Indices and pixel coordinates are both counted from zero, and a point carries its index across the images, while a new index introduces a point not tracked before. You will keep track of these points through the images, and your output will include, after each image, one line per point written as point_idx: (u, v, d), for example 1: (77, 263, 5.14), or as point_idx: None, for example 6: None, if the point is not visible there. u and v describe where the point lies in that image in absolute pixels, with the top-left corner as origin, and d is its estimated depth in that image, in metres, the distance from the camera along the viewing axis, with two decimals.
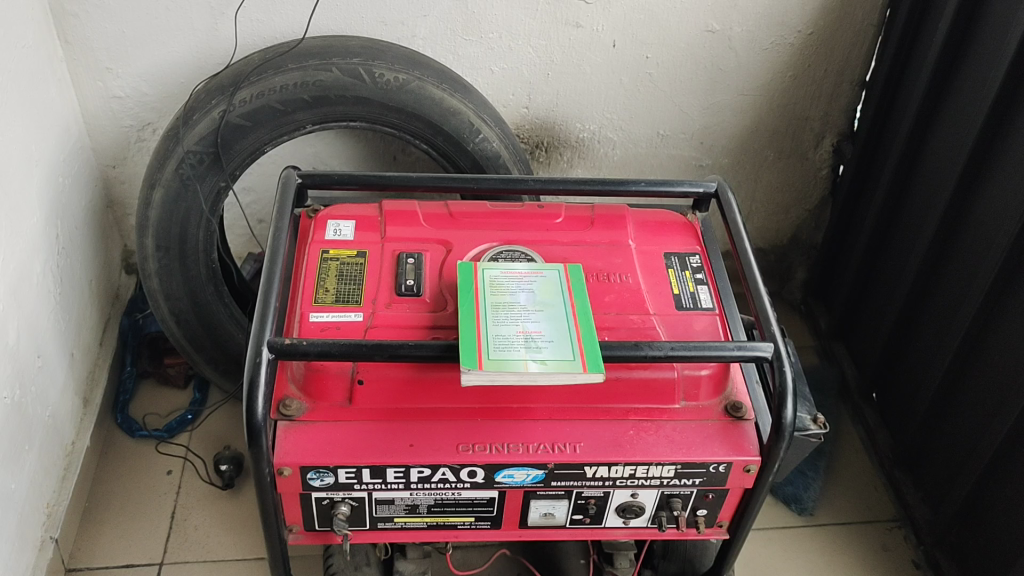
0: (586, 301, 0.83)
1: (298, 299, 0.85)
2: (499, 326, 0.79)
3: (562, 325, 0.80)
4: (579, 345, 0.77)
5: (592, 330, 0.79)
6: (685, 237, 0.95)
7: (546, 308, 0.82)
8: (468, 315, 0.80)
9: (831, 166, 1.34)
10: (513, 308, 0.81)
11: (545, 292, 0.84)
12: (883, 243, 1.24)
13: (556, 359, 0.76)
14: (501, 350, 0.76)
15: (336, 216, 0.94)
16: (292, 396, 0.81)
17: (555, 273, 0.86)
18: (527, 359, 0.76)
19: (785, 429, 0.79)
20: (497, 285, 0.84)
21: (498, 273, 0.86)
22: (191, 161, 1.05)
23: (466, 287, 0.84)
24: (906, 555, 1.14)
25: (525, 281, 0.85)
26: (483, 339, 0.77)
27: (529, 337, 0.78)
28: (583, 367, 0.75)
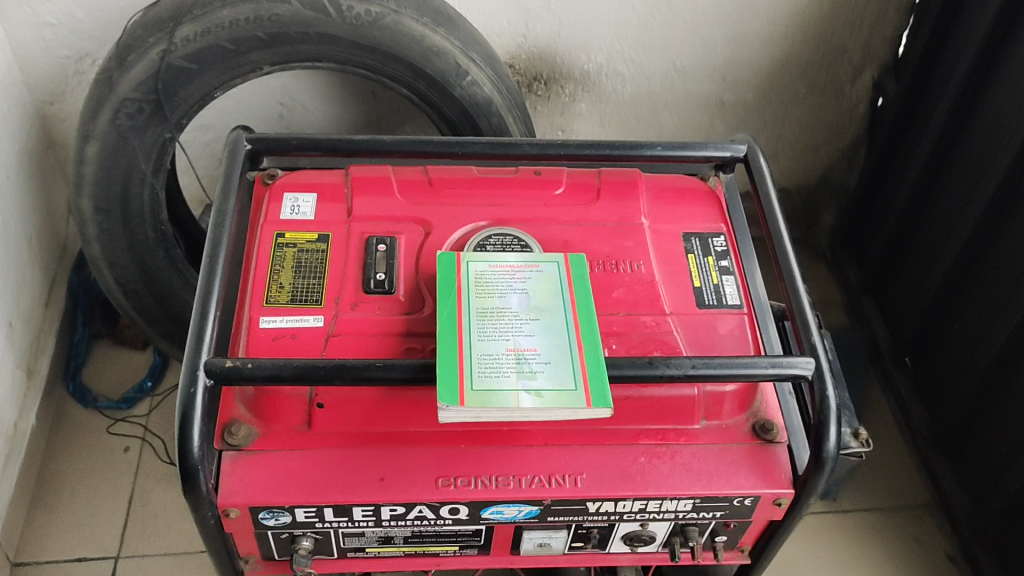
0: (592, 304, 0.69)
1: (247, 298, 0.71)
2: (486, 343, 0.66)
3: (563, 340, 0.66)
4: (582, 369, 0.64)
5: (597, 347, 0.66)
6: (708, 211, 0.80)
7: (543, 316, 0.68)
8: (448, 328, 0.67)
9: (870, 101, 1.19)
10: (503, 316, 0.68)
11: (542, 292, 0.70)
12: (927, 194, 1.09)
13: (554, 391, 0.63)
14: (487, 378, 0.63)
15: (295, 187, 0.79)
16: (239, 419, 0.69)
17: (553, 265, 0.72)
18: (518, 390, 0.62)
19: (827, 459, 0.66)
20: (484, 284, 0.70)
21: (484, 266, 0.71)
22: (128, 111, 0.89)
23: (446, 286, 0.70)
24: (941, 548, 1.05)
25: (518, 277, 0.71)
26: (465, 361, 0.64)
27: (522, 357, 0.65)
28: (587, 401, 0.62)
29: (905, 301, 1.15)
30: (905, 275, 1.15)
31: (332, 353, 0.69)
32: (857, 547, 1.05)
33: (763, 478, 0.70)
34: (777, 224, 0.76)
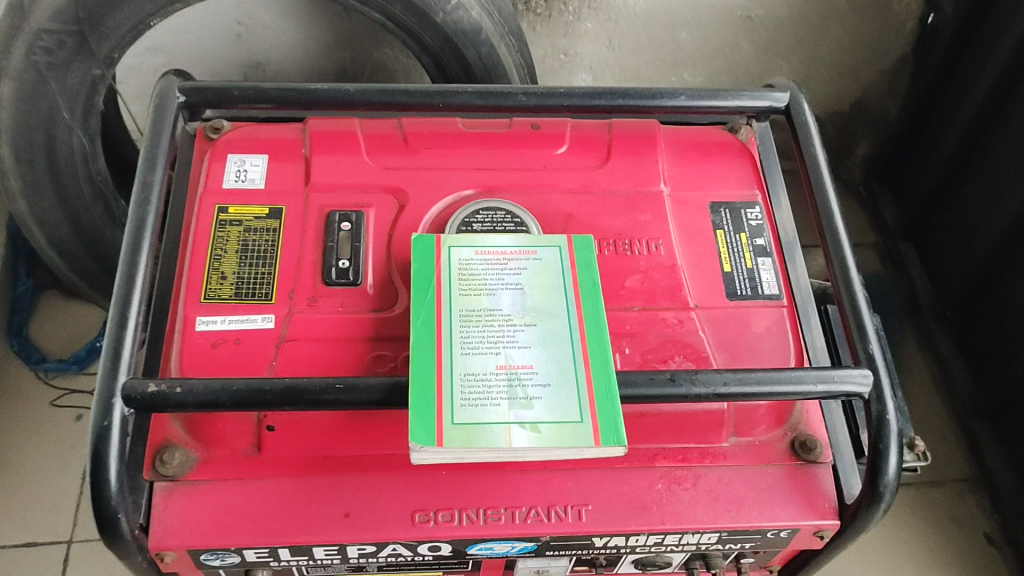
0: (601, 303, 0.56)
1: (182, 291, 0.59)
2: (471, 359, 0.53)
3: (566, 353, 0.54)
4: (589, 394, 0.52)
5: (607, 363, 0.53)
6: (741, 173, 0.67)
7: (542, 320, 0.55)
8: (424, 338, 0.54)
9: (920, 17, 1.03)
10: (493, 321, 0.55)
11: (541, 287, 0.57)
12: (985, 130, 0.95)
13: (555, 424, 0.51)
14: (472, 408, 0.51)
15: (240, 145, 0.65)
16: (174, 442, 0.57)
17: (555, 250, 0.59)
18: (509, 423, 0.50)
19: (885, 491, 0.55)
20: (469, 277, 0.57)
21: (470, 252, 0.58)
22: (45, 45, 0.73)
23: (423, 278, 0.57)
24: (978, 528, 0.95)
25: (510, 267, 0.58)
26: (445, 385, 0.52)
27: (515, 379, 0.52)
28: (596, 439, 0.50)
29: (951, 250, 1.03)
30: (953, 221, 1.02)
31: (284, 362, 0.56)
32: (886, 526, 0.95)
33: (803, 506, 0.58)
34: (826, 196, 0.62)
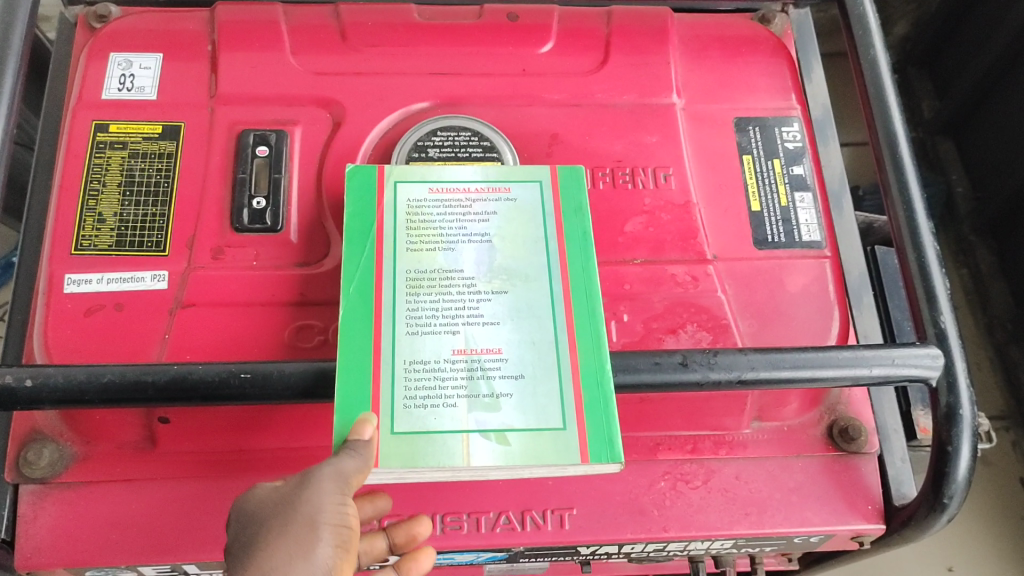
0: (593, 260, 0.43)
1: (46, 240, 0.45)
2: (419, 340, 0.40)
3: (545, 331, 0.41)
4: (576, 389, 0.39)
5: (601, 345, 0.40)
6: (774, 78, 0.52)
7: (515, 285, 0.42)
8: (358, 311, 0.41)
9: None
10: (450, 288, 0.42)
11: (514, 239, 0.43)
12: None
13: (529, 434, 0.38)
14: (419, 412, 0.38)
15: (127, 40, 0.50)
16: (46, 434, 0.44)
17: (533, 186, 0.45)
18: (469, 433, 0.38)
19: (950, 502, 0.41)
20: (420, 226, 0.44)
21: (422, 191, 0.45)
22: None
23: (360, 226, 0.43)
24: (1012, 472, 0.83)
25: (474, 212, 0.44)
26: (384, 379, 0.39)
27: (477, 368, 0.39)
28: (583, 456, 0.38)
29: (997, 155, 0.88)
30: (1001, 122, 0.87)
31: (178, 335, 0.43)
32: None
33: (840, 509, 0.46)
34: (887, 113, 0.48)
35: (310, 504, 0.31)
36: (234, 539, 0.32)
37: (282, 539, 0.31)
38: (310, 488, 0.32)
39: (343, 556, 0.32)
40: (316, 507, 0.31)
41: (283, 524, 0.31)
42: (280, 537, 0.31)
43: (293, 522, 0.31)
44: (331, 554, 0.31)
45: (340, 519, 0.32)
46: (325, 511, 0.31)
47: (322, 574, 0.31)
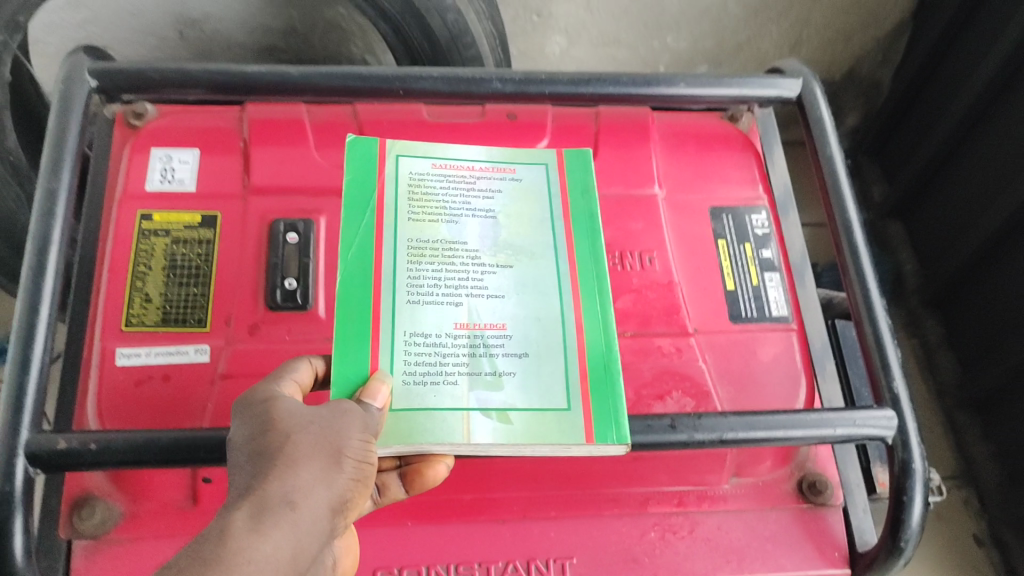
0: (597, 244, 0.48)
1: (98, 318, 0.50)
2: (420, 311, 0.44)
3: (545, 308, 0.45)
4: (579, 368, 0.44)
5: (601, 318, 0.45)
6: (744, 172, 0.59)
7: (520, 262, 0.47)
8: (357, 275, 0.44)
9: None
10: (453, 259, 0.46)
11: (518, 216, 0.49)
12: (991, 109, 0.86)
13: (529, 415, 0.42)
14: (420, 388, 0.42)
15: (167, 136, 0.56)
16: (94, 494, 0.49)
17: (536, 172, 0.51)
18: (470, 415, 0.41)
19: (906, 546, 0.47)
20: (423, 198, 0.48)
21: (424, 167, 0.49)
22: None
23: (360, 191, 0.47)
24: (965, 528, 0.89)
25: (478, 189, 0.49)
26: (385, 345, 0.42)
27: (480, 344, 0.43)
28: (587, 436, 0.42)
29: (945, 231, 0.95)
30: (947, 203, 0.95)
31: (221, 404, 0.48)
32: None
33: (811, 555, 0.52)
34: (844, 202, 0.55)
35: (338, 434, 0.34)
36: (243, 447, 0.33)
37: (307, 445, 0.32)
38: (339, 422, 0.34)
39: (357, 488, 0.34)
40: (343, 438, 0.34)
41: (314, 441, 0.33)
42: (307, 444, 0.32)
43: (322, 442, 0.33)
44: (348, 483, 0.33)
45: (360, 455, 0.34)
46: (351, 444, 0.34)
47: (340, 496, 0.32)
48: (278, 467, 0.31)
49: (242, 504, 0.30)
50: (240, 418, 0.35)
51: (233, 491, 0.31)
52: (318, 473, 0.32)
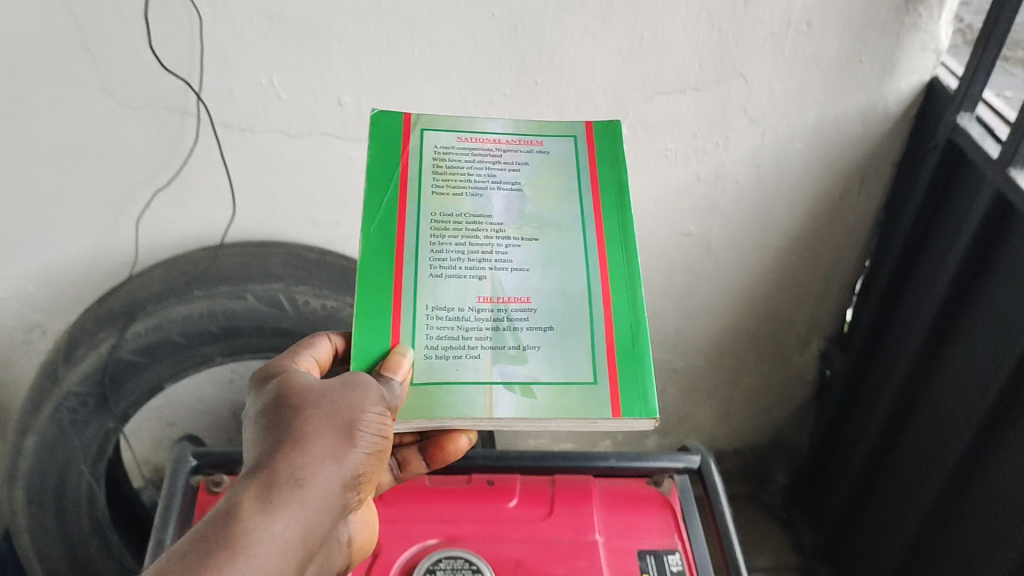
0: (625, 225, 0.62)
1: None
2: (442, 283, 0.59)
3: (568, 281, 0.60)
4: (606, 342, 0.58)
5: (626, 283, 0.60)
6: (663, 523, 0.79)
7: (546, 233, 0.61)
8: (384, 247, 0.59)
9: (817, 370, 1.21)
10: (478, 232, 0.61)
11: (543, 191, 0.63)
12: (880, 467, 1.08)
13: (550, 390, 0.56)
14: (443, 361, 0.56)
15: None
16: None
17: (563, 146, 0.65)
18: (494, 390, 0.55)
19: None
20: (449, 175, 0.63)
21: (452, 143, 0.64)
22: (71, 405, 0.86)
23: (388, 166, 0.62)
24: None
25: (506, 160, 0.64)
26: (410, 317, 0.57)
27: (504, 317, 0.58)
28: (615, 411, 0.55)
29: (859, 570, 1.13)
30: (857, 548, 1.14)
31: None
32: None
33: None
34: (732, 548, 0.76)
35: (355, 410, 0.50)
36: (278, 413, 0.49)
37: (318, 421, 0.49)
38: (359, 397, 0.51)
39: (367, 453, 0.50)
40: (359, 413, 0.50)
41: (332, 419, 0.49)
42: (324, 421, 0.49)
43: (340, 419, 0.49)
44: (359, 456, 0.49)
45: (372, 428, 0.50)
46: (365, 419, 0.50)
47: (349, 467, 0.48)
48: (296, 444, 0.47)
49: (266, 473, 0.45)
50: (280, 388, 0.51)
51: (264, 453, 0.47)
52: (326, 442, 0.48)
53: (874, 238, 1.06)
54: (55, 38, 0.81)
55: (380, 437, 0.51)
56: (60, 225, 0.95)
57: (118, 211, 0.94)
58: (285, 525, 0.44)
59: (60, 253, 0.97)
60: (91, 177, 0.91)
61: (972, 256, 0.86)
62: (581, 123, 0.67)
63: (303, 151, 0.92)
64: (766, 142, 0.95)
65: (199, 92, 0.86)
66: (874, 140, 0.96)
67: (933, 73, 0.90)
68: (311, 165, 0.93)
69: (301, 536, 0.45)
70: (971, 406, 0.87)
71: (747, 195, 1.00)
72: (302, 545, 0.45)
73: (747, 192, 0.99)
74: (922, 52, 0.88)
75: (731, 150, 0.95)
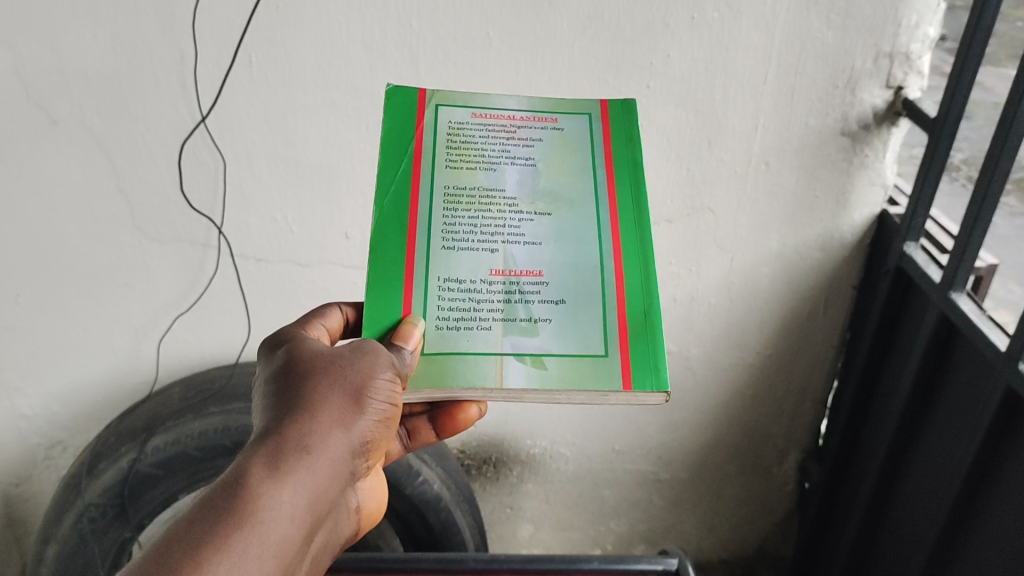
0: (639, 195, 0.60)
1: None
2: (454, 256, 0.57)
3: (581, 253, 0.58)
4: (619, 309, 0.56)
5: (640, 250, 0.58)
6: None
7: (558, 205, 0.59)
8: (395, 219, 0.57)
9: (797, 481, 1.26)
10: (491, 207, 0.58)
11: (557, 165, 0.61)
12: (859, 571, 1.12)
13: (560, 362, 0.54)
14: (451, 333, 0.55)
15: None
16: None
17: (578, 122, 0.63)
18: (503, 360, 0.54)
19: None
20: (463, 148, 0.61)
21: (466, 116, 0.62)
22: (92, 514, 0.93)
23: (400, 136, 0.61)
24: None
25: (520, 136, 0.62)
26: (420, 291, 0.56)
27: (516, 290, 0.56)
28: (626, 384, 0.54)
29: None
30: None
31: None
32: None
33: None
34: None
35: (365, 374, 0.50)
36: (290, 378, 0.50)
37: (328, 388, 0.49)
38: (371, 361, 0.51)
39: (376, 419, 0.51)
40: (370, 377, 0.50)
41: (342, 384, 0.50)
42: (333, 387, 0.49)
43: (351, 384, 0.50)
44: (368, 422, 0.50)
45: (383, 395, 0.51)
46: (375, 384, 0.50)
47: (357, 434, 0.49)
48: (306, 410, 0.48)
49: (276, 438, 0.46)
50: (291, 354, 0.52)
51: (275, 416, 0.48)
52: (334, 408, 0.49)
53: (840, 355, 1.13)
54: (94, 181, 0.91)
55: (389, 404, 0.52)
56: (86, 347, 1.03)
57: (141, 334, 1.02)
58: (296, 485, 0.45)
59: (85, 373, 1.05)
60: (118, 304, 1.00)
61: (927, 368, 0.94)
62: (597, 99, 0.65)
63: (313, 277, 1.01)
64: (735, 267, 1.04)
65: (220, 227, 0.95)
66: (834, 266, 1.05)
67: (882, 206, 1.00)
68: (319, 291, 1.01)
69: (312, 498, 0.46)
70: (941, 495, 0.91)
71: (721, 316, 1.08)
72: (313, 505, 0.46)
73: (720, 313, 1.08)
74: (871, 187, 0.97)
75: (702, 274, 1.04)
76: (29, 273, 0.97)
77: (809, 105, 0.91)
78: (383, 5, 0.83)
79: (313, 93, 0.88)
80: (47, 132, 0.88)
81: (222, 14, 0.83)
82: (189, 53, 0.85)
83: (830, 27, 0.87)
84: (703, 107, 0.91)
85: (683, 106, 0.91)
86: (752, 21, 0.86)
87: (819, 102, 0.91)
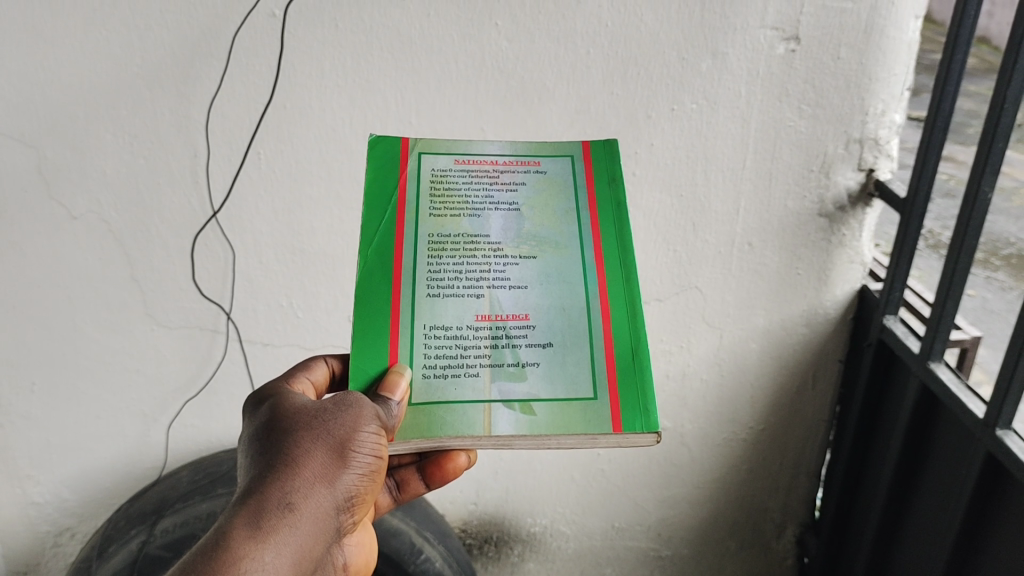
0: (621, 237, 0.62)
1: None
2: (439, 301, 0.60)
3: (568, 298, 0.60)
4: (605, 351, 0.59)
5: (625, 291, 0.61)
6: None
7: (543, 250, 0.62)
8: (382, 267, 0.61)
9: (795, 556, 1.27)
10: (476, 251, 0.61)
11: (539, 209, 0.63)
12: None
13: (549, 408, 0.57)
14: (441, 380, 0.57)
15: None
16: None
17: (559, 165, 0.66)
18: (492, 408, 0.56)
19: None
20: (446, 196, 0.64)
21: (448, 165, 0.66)
22: None
23: (383, 185, 0.64)
24: None
25: (504, 181, 0.65)
26: (407, 336, 0.59)
27: (502, 334, 0.59)
28: (616, 426, 0.56)
29: None
30: None
31: None
32: None
33: None
34: None
35: (349, 428, 0.53)
36: (275, 436, 0.53)
37: (310, 445, 0.52)
38: (355, 415, 0.53)
39: (361, 472, 0.54)
40: (354, 430, 0.53)
41: (326, 439, 0.53)
42: (316, 444, 0.52)
43: (334, 438, 0.53)
44: (353, 476, 0.53)
45: (370, 449, 0.54)
46: (361, 436, 0.53)
47: (342, 489, 0.53)
48: (289, 469, 0.51)
49: (260, 498, 0.49)
50: (275, 411, 0.55)
51: (260, 475, 0.51)
52: (315, 465, 0.52)
53: (833, 428, 1.16)
54: (110, 273, 0.96)
55: (374, 456, 0.54)
56: (98, 434, 1.06)
57: (150, 420, 1.06)
58: (277, 544, 0.48)
59: (95, 459, 1.08)
60: (128, 390, 1.03)
61: (911, 437, 0.97)
62: (578, 142, 0.68)
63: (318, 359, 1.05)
64: (724, 343, 1.07)
65: (228, 313, 1.00)
66: (821, 340, 1.08)
67: (863, 281, 1.04)
68: None
69: (294, 556, 0.49)
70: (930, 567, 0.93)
71: (713, 391, 1.11)
72: (295, 563, 0.49)
73: (712, 388, 1.11)
74: (850, 264, 1.02)
75: (694, 351, 1.08)
76: (44, 361, 1.00)
77: (788, 188, 0.97)
78: (383, 103, 0.90)
79: (318, 186, 0.93)
80: (65, 226, 0.93)
81: (234, 114, 0.89)
82: (202, 151, 0.90)
83: (803, 117, 0.93)
84: (688, 193, 0.97)
85: (668, 191, 0.96)
86: (728, 111, 0.92)
87: (796, 185, 0.97)
